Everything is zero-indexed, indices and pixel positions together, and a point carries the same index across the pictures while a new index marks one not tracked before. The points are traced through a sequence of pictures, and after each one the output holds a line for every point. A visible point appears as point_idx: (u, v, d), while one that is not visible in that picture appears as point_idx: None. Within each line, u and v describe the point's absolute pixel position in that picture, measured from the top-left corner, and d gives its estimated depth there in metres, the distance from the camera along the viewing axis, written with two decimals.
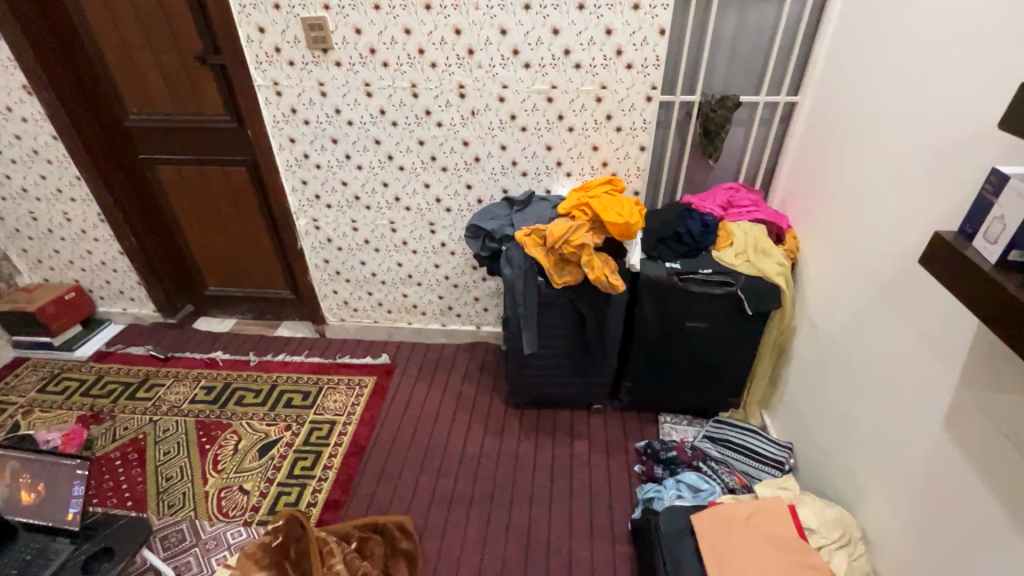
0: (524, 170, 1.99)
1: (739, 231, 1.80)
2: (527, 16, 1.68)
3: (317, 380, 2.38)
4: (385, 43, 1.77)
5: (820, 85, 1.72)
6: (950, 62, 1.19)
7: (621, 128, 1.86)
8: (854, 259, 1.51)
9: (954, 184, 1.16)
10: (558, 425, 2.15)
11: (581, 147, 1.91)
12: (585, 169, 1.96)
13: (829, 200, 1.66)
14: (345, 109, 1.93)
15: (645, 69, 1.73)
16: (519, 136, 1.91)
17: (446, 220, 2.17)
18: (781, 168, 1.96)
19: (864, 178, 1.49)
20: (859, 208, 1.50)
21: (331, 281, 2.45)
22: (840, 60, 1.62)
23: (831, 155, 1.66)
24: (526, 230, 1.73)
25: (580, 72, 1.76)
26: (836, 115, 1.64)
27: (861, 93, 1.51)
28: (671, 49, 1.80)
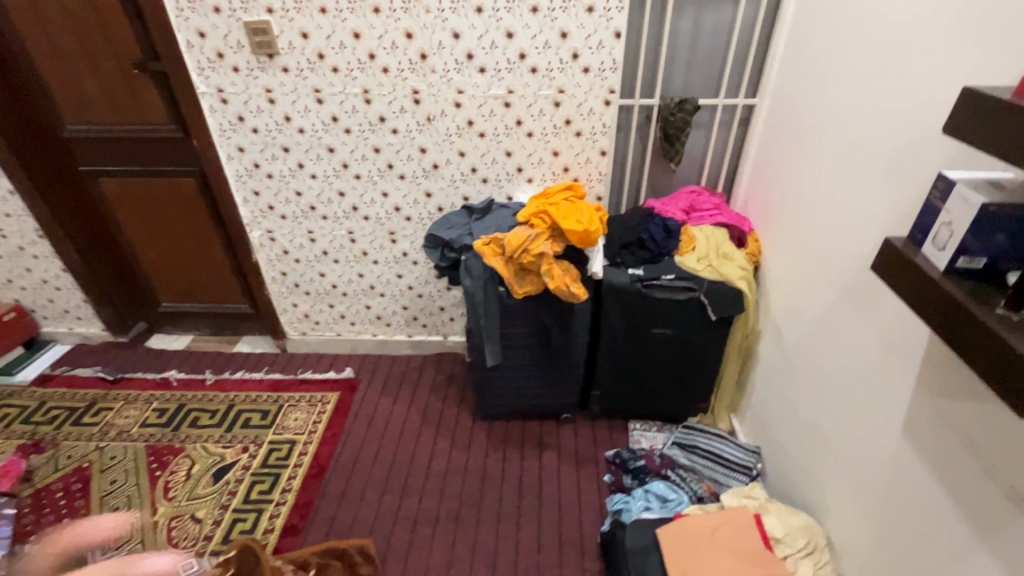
0: (483, 177, 1.94)
1: (701, 235, 1.78)
2: (480, 19, 1.63)
3: (277, 398, 2.29)
4: (334, 48, 1.70)
5: (779, 88, 1.71)
6: (907, 65, 1.18)
7: (581, 133, 1.83)
8: (815, 264, 1.51)
9: (910, 189, 1.15)
10: (527, 436, 2.11)
11: (541, 152, 1.87)
12: (546, 174, 1.93)
13: (790, 204, 1.65)
14: (295, 116, 1.85)
15: (602, 72, 1.70)
16: (477, 142, 1.86)
17: (406, 230, 2.11)
18: (743, 171, 1.95)
19: (823, 183, 1.48)
20: (820, 212, 1.49)
21: (290, 295, 2.36)
22: (797, 63, 1.62)
23: (791, 158, 1.65)
24: (485, 239, 1.68)
25: (536, 77, 1.72)
26: (795, 119, 1.63)
27: (819, 97, 1.50)
28: (629, 51, 1.77)
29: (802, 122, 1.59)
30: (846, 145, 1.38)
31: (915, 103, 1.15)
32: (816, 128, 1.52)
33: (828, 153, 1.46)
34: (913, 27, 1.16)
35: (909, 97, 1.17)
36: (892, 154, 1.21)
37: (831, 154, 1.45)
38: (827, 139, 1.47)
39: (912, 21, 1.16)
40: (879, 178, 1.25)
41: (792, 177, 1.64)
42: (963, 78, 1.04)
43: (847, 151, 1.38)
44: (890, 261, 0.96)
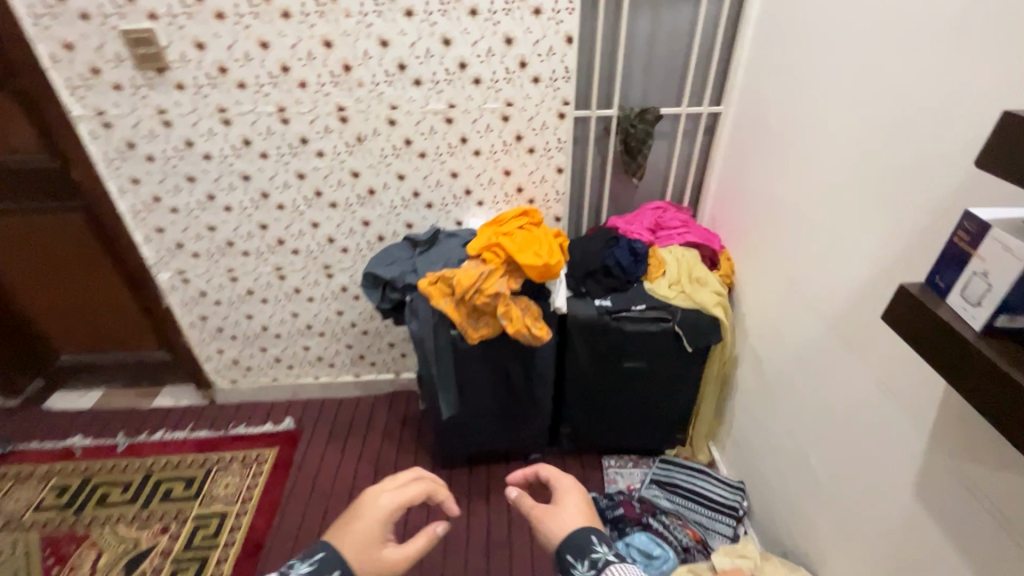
0: (428, 201, 1.72)
1: (671, 257, 1.62)
2: (410, 24, 1.41)
3: (203, 461, 1.99)
4: (237, 61, 1.44)
5: (748, 94, 1.56)
6: (897, 71, 1.03)
7: (534, 149, 1.63)
8: (795, 290, 1.37)
9: (903, 215, 1.01)
10: (493, 484, 1.90)
11: (491, 172, 1.67)
12: (498, 196, 1.72)
13: (764, 222, 1.51)
14: (199, 141, 1.57)
15: (554, 82, 1.51)
16: (417, 163, 1.64)
17: (343, 263, 1.86)
18: (711, 182, 1.80)
19: (801, 201, 1.33)
20: (797, 233, 1.35)
21: (213, 340, 2.06)
22: (768, 66, 1.47)
23: (763, 171, 1.50)
24: (431, 277, 1.45)
25: (480, 88, 1.51)
26: (767, 128, 1.48)
27: (795, 104, 1.35)
28: (582, 58, 1.59)
29: (774, 131, 1.44)
30: (826, 159, 1.24)
31: (908, 116, 1.01)
32: (792, 138, 1.37)
33: (805, 168, 1.31)
34: (901, 30, 1.02)
35: (900, 109, 1.02)
36: (882, 172, 1.07)
37: (810, 169, 1.30)
38: (803, 153, 1.32)
39: (901, 23, 1.02)
40: (866, 199, 1.11)
41: (766, 192, 1.49)
42: (963, 90, 0.90)
43: (826, 166, 1.23)
44: (902, 309, 0.81)
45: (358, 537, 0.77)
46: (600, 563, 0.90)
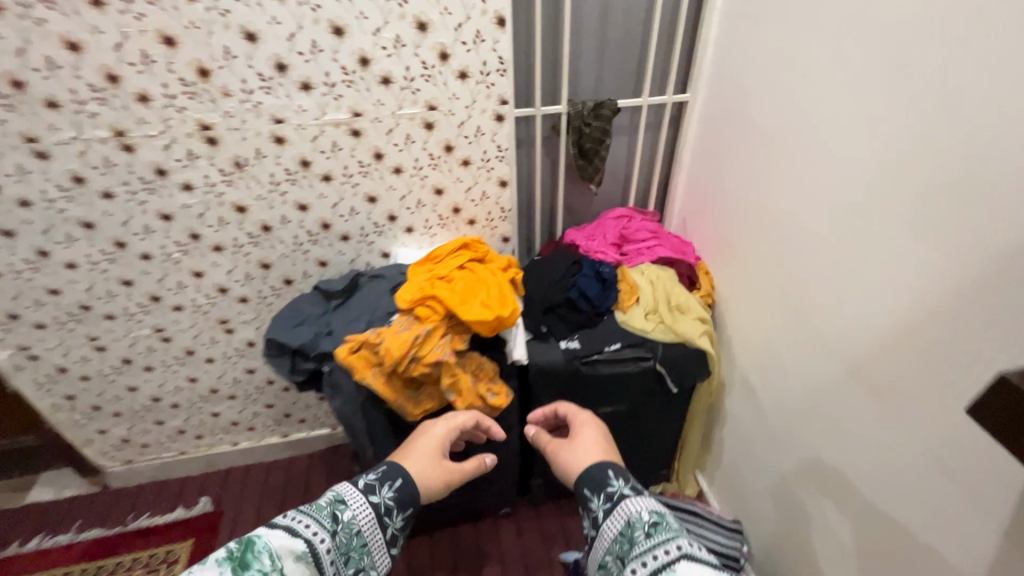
0: (343, 234, 1.38)
1: (644, 279, 1.37)
2: (284, 10, 1.03)
3: (96, 571, 1.61)
4: (38, 71, 1.02)
5: (724, 79, 1.29)
6: (942, 59, 0.77)
7: (469, 161, 1.31)
8: (801, 320, 1.14)
9: (963, 250, 0.77)
10: (459, 551, 1.64)
11: (418, 192, 1.34)
12: (431, 220, 1.40)
13: (754, 234, 1.26)
14: (6, 183, 1.14)
15: (486, 77, 1.19)
16: (322, 189, 1.28)
17: (244, 314, 1.49)
18: (679, 182, 1.55)
19: (804, 214, 1.08)
20: (801, 253, 1.11)
21: (91, 420, 1.65)
22: (749, 44, 1.19)
23: (749, 173, 1.25)
24: (352, 342, 1.11)
25: (391, 90, 1.16)
26: (751, 121, 1.22)
27: (789, 94, 1.09)
28: (519, 43, 1.26)
29: (763, 126, 1.18)
30: (838, 165, 0.98)
31: (961, 121, 0.76)
32: (786, 137, 1.11)
33: (809, 175, 1.06)
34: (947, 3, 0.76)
35: (950, 111, 0.77)
36: (922, 192, 0.83)
37: (815, 177, 1.04)
38: (804, 155, 1.07)
39: None
40: (899, 223, 0.87)
41: (753, 198, 1.25)
42: None
43: (839, 175, 0.98)
44: (988, 407, 0.58)
45: (420, 450, 0.95)
46: (617, 497, 0.89)
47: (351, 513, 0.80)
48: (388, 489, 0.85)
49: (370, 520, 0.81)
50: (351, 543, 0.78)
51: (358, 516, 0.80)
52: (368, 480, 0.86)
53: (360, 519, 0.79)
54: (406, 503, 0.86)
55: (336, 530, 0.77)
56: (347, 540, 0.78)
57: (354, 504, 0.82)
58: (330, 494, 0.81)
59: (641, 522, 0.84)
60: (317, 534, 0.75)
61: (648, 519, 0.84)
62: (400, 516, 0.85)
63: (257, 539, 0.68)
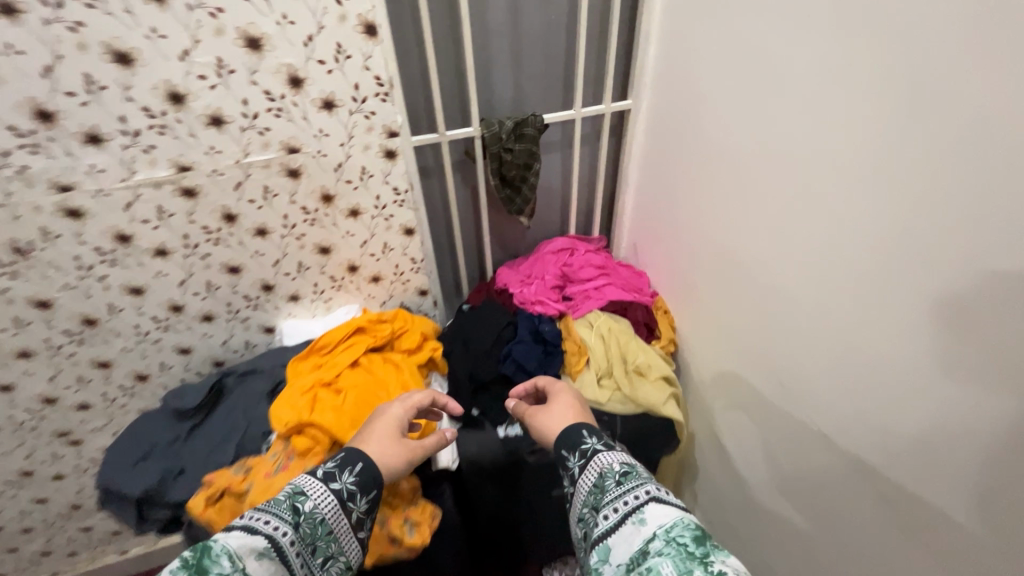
0: (205, 314, 1.05)
1: (593, 335, 1.12)
2: (24, 34, 0.67)
3: None
4: None
5: (672, 83, 1.02)
6: (969, 89, 0.51)
7: (359, 210, 1.00)
8: (776, 395, 0.89)
9: (1007, 364, 0.53)
10: None
11: (298, 255, 1.03)
12: (322, 283, 1.09)
13: (712, 278, 1.01)
14: None
15: (361, 104, 0.87)
16: (158, 266, 0.95)
17: (91, 422, 1.14)
18: (627, 201, 1.30)
19: (774, 269, 0.83)
20: (769, 315, 0.86)
21: None
22: (700, 43, 0.91)
23: (704, 203, 0.99)
24: (207, 495, 0.81)
25: (228, 132, 0.83)
26: (705, 140, 0.95)
27: (749, 113, 0.82)
28: (407, 53, 0.94)
29: (719, 149, 0.92)
30: (812, 217, 0.72)
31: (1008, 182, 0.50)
32: (748, 168, 0.85)
33: (775, 222, 0.80)
34: None
35: (983, 167, 0.51)
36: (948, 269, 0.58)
37: (784, 226, 0.78)
38: (772, 194, 0.81)
39: None
40: (907, 308, 0.62)
41: (710, 235, 0.99)
42: None
43: (815, 229, 0.72)
44: None
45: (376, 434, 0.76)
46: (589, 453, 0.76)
47: (312, 500, 0.62)
48: (350, 474, 0.66)
49: (334, 511, 0.64)
50: (316, 533, 0.61)
51: (319, 505, 0.63)
52: (325, 467, 0.68)
53: (323, 507, 0.62)
54: (370, 485, 0.68)
55: (298, 523, 0.60)
56: (312, 531, 0.61)
57: (314, 495, 0.64)
58: (285, 488, 0.63)
59: (609, 469, 0.72)
60: (278, 529, 0.58)
61: (619, 469, 0.71)
62: (364, 497, 0.67)
63: (213, 542, 0.51)
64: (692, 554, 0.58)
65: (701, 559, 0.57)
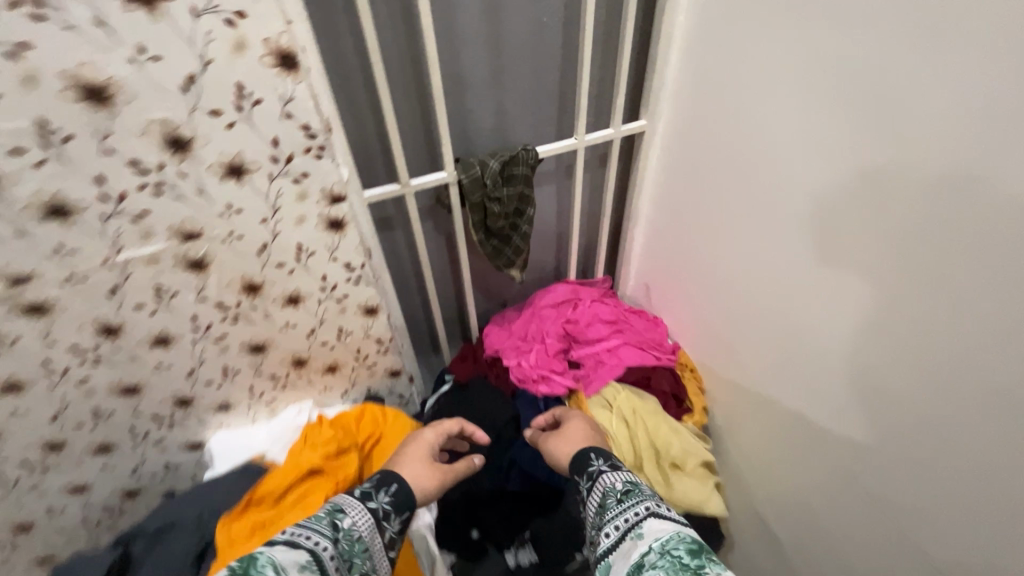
0: (100, 444, 0.77)
1: (613, 421, 0.90)
2: None
3: None
4: None
5: (702, 104, 0.78)
6: None
7: (299, 297, 0.74)
8: (863, 517, 0.69)
9: None
10: None
11: (220, 360, 0.76)
12: (260, 385, 0.83)
13: (762, 352, 0.79)
14: None
15: (286, 166, 0.60)
16: (11, 404, 0.66)
17: None
18: (638, 235, 1.07)
19: (867, 368, 0.61)
20: (854, 419, 0.65)
21: None
22: (747, 55, 0.67)
23: (750, 261, 0.76)
24: None
25: (81, 223, 0.55)
26: (753, 182, 0.71)
27: (830, 161, 0.59)
28: (349, 81, 0.67)
29: (775, 199, 0.68)
30: (954, 315, 0.51)
31: None
32: (824, 232, 0.62)
33: (874, 307, 0.58)
34: None
35: None
36: None
37: (897, 317, 0.56)
38: (866, 271, 0.58)
39: None
40: None
41: (759, 301, 0.76)
42: None
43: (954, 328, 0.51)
44: None
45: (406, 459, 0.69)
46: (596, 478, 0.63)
47: (352, 516, 0.56)
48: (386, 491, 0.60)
49: (372, 529, 0.56)
50: (354, 551, 0.54)
51: (358, 523, 0.55)
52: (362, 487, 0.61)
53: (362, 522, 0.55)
54: (405, 506, 0.61)
55: (337, 539, 0.53)
56: (349, 549, 0.53)
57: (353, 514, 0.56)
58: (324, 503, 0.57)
59: (604, 477, 0.61)
60: (319, 543, 0.51)
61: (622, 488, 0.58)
62: (399, 519, 0.60)
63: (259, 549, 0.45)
64: (685, 565, 0.45)
65: (695, 571, 0.44)
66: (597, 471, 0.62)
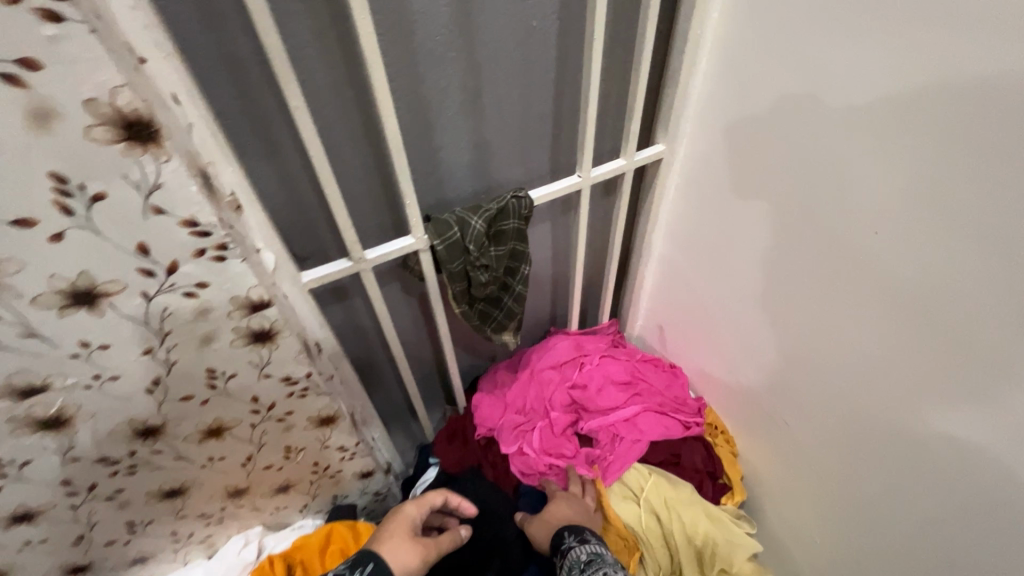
0: None
1: (643, 515, 0.74)
2: None
3: None
4: None
5: (741, 135, 0.59)
6: None
7: (223, 426, 0.54)
8: None
9: None
10: None
11: (121, 516, 0.55)
12: (186, 527, 0.63)
13: (831, 438, 0.63)
14: None
15: (172, 278, 0.39)
16: None
17: None
18: (647, 274, 0.89)
19: (1011, 493, 0.46)
20: (981, 542, 0.50)
21: None
22: (815, 79, 0.48)
23: (816, 335, 0.60)
24: None
25: None
26: (823, 242, 0.54)
27: (970, 228, 0.42)
28: (265, 131, 0.47)
29: (863, 266, 0.51)
30: None
31: None
32: (954, 321, 0.45)
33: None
34: None
35: None
36: None
37: None
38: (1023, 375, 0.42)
39: None
40: None
41: (830, 381, 0.60)
42: None
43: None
44: None
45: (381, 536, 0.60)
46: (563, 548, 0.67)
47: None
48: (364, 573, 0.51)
49: None
50: None
51: None
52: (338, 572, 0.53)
53: None
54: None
55: None
56: None
57: None
58: None
59: (572, 552, 0.65)
60: None
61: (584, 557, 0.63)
62: None
63: None
64: None
65: None
66: (567, 547, 0.66)
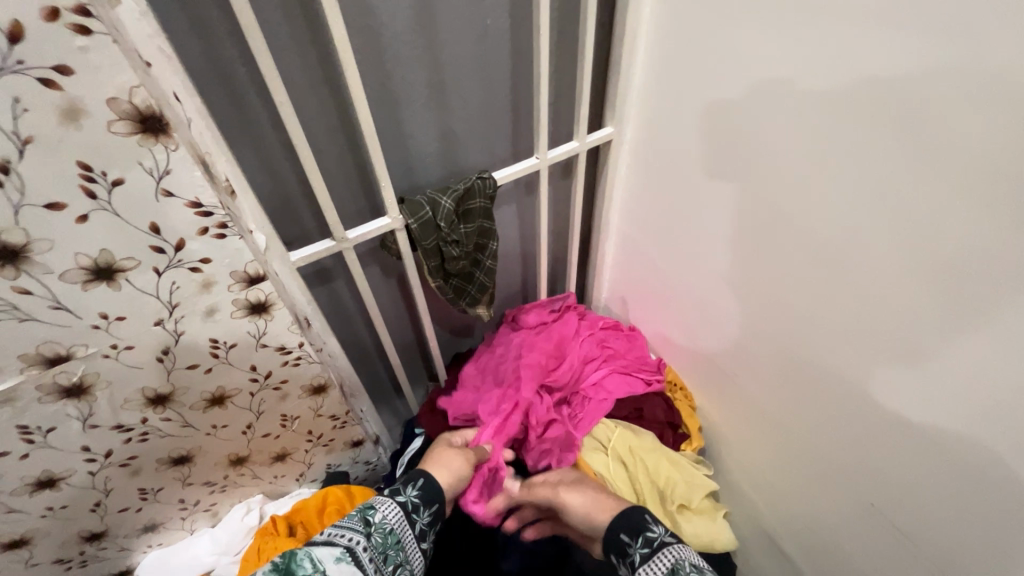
0: None
1: (612, 463, 0.82)
2: None
3: None
4: None
5: (683, 117, 0.66)
6: None
7: (225, 395, 0.59)
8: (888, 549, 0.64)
9: None
10: None
11: (134, 482, 0.61)
12: (192, 495, 0.68)
13: (767, 380, 0.72)
14: None
15: (180, 254, 0.45)
16: None
17: None
18: (608, 248, 0.97)
19: (899, 405, 0.55)
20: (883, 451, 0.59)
21: None
22: (732, 65, 0.56)
23: (753, 293, 0.67)
24: None
25: None
26: (747, 207, 0.62)
27: (855, 186, 0.49)
28: (253, 125, 0.53)
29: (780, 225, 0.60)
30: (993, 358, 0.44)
31: None
32: (850, 265, 0.53)
33: (913, 346, 0.51)
34: None
35: None
36: None
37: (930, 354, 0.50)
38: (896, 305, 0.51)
39: None
40: None
41: (765, 332, 0.68)
42: None
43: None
44: None
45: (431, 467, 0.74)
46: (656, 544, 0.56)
47: (382, 511, 0.59)
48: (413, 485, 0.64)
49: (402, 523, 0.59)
50: (388, 543, 0.57)
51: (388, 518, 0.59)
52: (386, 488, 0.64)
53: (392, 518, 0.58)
54: (433, 498, 0.64)
55: (370, 532, 0.57)
56: (383, 541, 0.57)
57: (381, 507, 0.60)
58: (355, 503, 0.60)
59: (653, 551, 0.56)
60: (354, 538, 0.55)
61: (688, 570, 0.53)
62: (427, 511, 0.63)
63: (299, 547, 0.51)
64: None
65: None
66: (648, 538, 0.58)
